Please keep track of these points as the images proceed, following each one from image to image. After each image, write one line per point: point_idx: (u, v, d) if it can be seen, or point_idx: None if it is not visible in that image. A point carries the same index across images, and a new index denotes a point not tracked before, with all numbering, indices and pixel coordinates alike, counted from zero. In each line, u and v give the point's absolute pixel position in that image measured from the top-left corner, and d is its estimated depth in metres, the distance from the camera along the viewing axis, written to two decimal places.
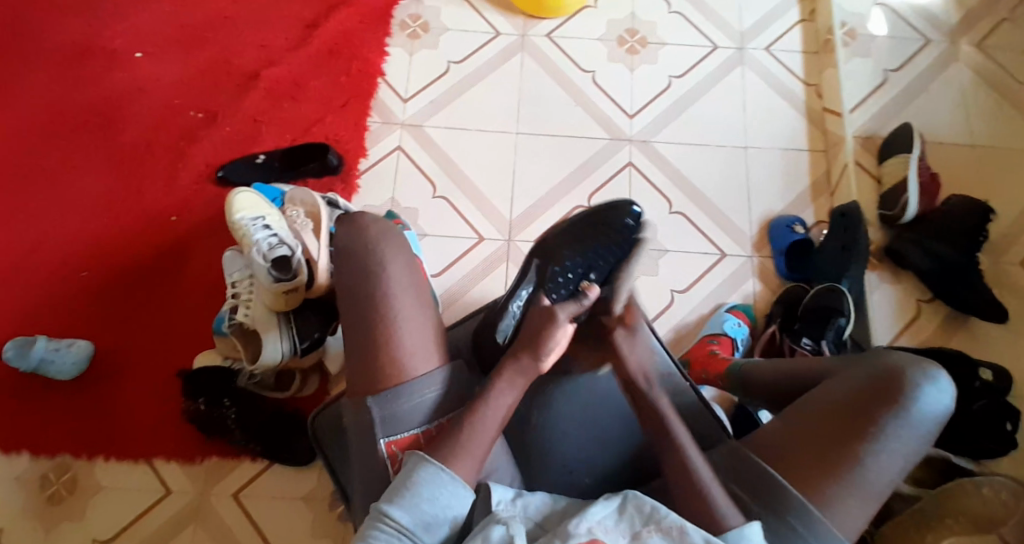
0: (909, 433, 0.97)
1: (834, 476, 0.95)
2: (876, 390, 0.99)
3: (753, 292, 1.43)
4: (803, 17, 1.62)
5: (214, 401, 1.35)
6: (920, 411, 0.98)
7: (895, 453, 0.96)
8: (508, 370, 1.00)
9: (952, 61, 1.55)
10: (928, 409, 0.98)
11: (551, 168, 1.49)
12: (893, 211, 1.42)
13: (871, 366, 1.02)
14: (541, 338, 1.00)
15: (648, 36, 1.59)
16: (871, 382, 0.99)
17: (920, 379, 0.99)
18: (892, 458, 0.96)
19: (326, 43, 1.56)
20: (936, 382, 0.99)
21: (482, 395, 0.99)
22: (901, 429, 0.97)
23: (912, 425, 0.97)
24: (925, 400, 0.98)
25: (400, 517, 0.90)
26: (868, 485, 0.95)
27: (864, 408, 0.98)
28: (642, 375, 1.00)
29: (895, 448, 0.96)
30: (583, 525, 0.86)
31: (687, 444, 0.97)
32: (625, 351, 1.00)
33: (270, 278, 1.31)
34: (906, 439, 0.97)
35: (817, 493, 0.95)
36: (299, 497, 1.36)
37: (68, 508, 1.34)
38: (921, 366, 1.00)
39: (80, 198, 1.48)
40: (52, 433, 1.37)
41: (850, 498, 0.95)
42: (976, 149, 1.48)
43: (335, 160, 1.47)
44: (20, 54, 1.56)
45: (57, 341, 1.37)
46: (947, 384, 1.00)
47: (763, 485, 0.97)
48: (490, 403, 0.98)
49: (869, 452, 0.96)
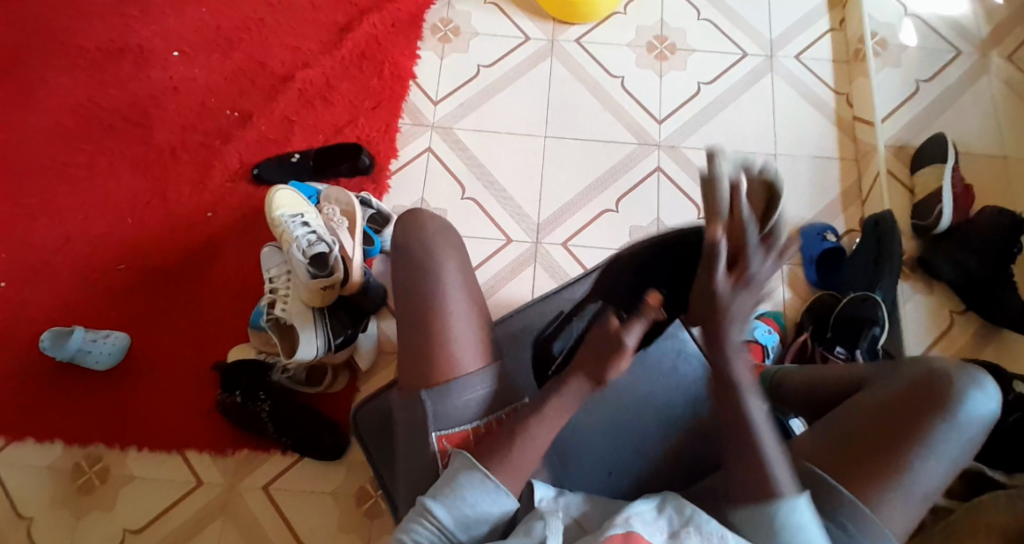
0: (956, 436, 1.00)
1: (883, 479, 0.98)
2: (924, 395, 1.01)
3: (783, 300, 1.46)
4: (832, 27, 1.62)
5: (250, 394, 1.38)
6: (967, 415, 1.01)
7: (942, 456, 0.99)
8: (568, 391, 1.01)
9: (982, 73, 1.55)
10: (975, 413, 1.01)
11: (581, 171, 1.51)
12: (926, 221, 1.44)
13: (914, 373, 1.04)
14: (605, 364, 0.98)
15: (677, 43, 1.60)
16: (916, 387, 1.02)
17: (969, 385, 1.02)
18: (939, 462, 0.99)
19: (360, 46, 1.58)
20: (982, 387, 1.02)
21: (534, 413, 1.01)
22: (949, 433, 1.00)
23: (958, 430, 1.00)
24: (971, 405, 1.01)
25: (441, 515, 0.96)
26: (915, 489, 0.99)
27: (910, 413, 1.01)
28: (731, 332, 0.91)
29: (943, 452, 1.00)
30: (621, 515, 0.90)
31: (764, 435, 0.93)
32: (737, 303, 0.90)
33: (307, 274, 1.35)
34: (952, 442, 1.00)
35: (865, 495, 0.98)
36: (326, 491, 1.38)
37: (100, 498, 1.37)
38: (968, 371, 1.03)
39: (118, 194, 1.51)
40: (86, 424, 1.40)
41: (898, 500, 0.98)
42: (1008, 160, 1.48)
43: (366, 162, 1.48)
44: (58, 52, 1.59)
45: (94, 333, 1.40)
46: (993, 389, 1.03)
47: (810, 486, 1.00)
48: (543, 420, 1.00)
49: (918, 456, 0.99)
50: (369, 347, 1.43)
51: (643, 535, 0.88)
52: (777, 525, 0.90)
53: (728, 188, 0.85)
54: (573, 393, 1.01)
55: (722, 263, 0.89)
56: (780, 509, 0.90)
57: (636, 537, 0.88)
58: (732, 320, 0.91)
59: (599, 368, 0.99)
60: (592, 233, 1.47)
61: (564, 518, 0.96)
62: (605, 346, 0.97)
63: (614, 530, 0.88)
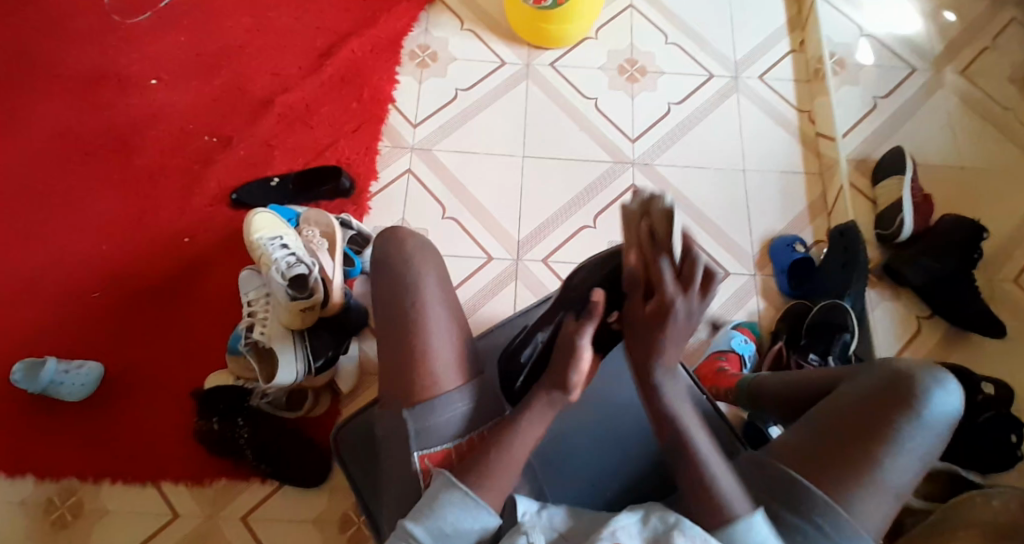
0: (924, 434, 1.02)
1: (856, 477, 1.01)
2: (890, 395, 1.04)
3: (758, 310, 1.49)
4: (793, 48, 1.69)
5: (229, 419, 1.36)
6: (933, 414, 1.03)
7: (911, 453, 1.02)
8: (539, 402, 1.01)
9: (938, 88, 1.63)
10: (939, 411, 1.04)
11: (558, 189, 1.53)
12: (889, 229, 1.48)
13: (881, 373, 1.07)
14: (565, 366, 1.00)
15: (647, 66, 1.65)
16: (882, 388, 1.05)
17: (932, 383, 1.04)
18: (908, 459, 1.01)
19: (339, 72, 1.60)
20: (944, 385, 1.05)
21: (512, 426, 1.01)
22: (916, 430, 1.02)
23: (926, 427, 1.03)
24: (936, 403, 1.03)
25: (421, 536, 0.96)
26: (886, 486, 1.01)
27: (879, 411, 1.03)
28: (657, 373, 0.97)
29: (912, 449, 1.02)
30: (607, 528, 0.92)
31: (710, 456, 0.97)
32: (661, 330, 0.94)
33: (286, 295, 1.34)
34: (921, 439, 1.02)
35: (839, 492, 1.00)
36: (307, 519, 1.36)
37: (73, 533, 1.32)
38: (931, 371, 1.06)
39: (92, 220, 1.49)
40: (60, 456, 1.35)
41: (872, 498, 1.00)
42: (965, 170, 1.55)
43: (347, 183, 1.50)
44: (31, 81, 1.58)
45: (66, 363, 1.36)
46: (955, 387, 1.06)
47: (787, 487, 1.02)
48: (520, 431, 1.00)
49: (888, 454, 1.01)
50: (352, 368, 1.43)
51: None
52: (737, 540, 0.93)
53: (642, 227, 0.94)
54: (542, 401, 1.01)
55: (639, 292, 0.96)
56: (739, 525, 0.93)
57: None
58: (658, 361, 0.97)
59: (561, 372, 1.01)
60: (571, 250, 1.49)
61: (548, 533, 0.97)
62: (563, 344, 1.00)
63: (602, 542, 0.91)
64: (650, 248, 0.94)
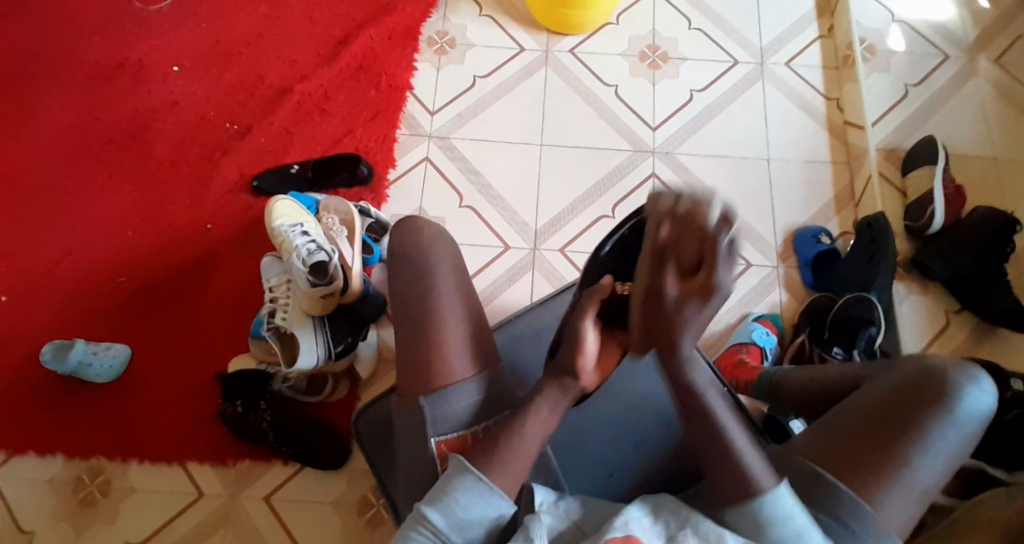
0: (954, 432, 1.01)
1: (882, 475, 0.99)
2: (922, 391, 1.02)
3: (779, 302, 1.47)
4: (821, 34, 1.65)
5: (251, 404, 1.38)
6: (964, 412, 1.01)
7: (940, 452, 1.00)
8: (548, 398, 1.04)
9: (970, 76, 1.58)
10: (971, 409, 1.02)
11: (577, 178, 1.53)
12: (919, 222, 1.45)
13: (910, 371, 1.05)
14: (573, 355, 1.03)
15: (669, 52, 1.63)
16: (913, 384, 1.03)
17: (965, 381, 1.02)
18: (937, 457, 1.00)
19: (357, 60, 1.61)
20: (978, 383, 1.03)
21: (517, 418, 1.02)
22: (947, 428, 1.00)
23: (957, 425, 1.01)
24: (970, 402, 1.01)
25: (436, 520, 0.96)
26: (914, 485, 0.99)
27: (909, 410, 1.01)
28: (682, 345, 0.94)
29: (941, 447, 1.00)
30: (620, 519, 0.92)
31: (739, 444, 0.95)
32: (700, 308, 0.90)
33: (307, 282, 1.34)
34: (951, 437, 1.00)
35: (865, 491, 0.98)
36: (327, 502, 1.38)
37: (101, 510, 1.37)
38: (964, 367, 1.04)
39: (119, 208, 1.52)
40: (87, 437, 1.40)
41: (897, 496, 0.98)
42: (998, 161, 1.51)
43: (365, 171, 1.51)
44: (58, 70, 1.61)
45: (94, 345, 1.40)
46: (989, 385, 1.04)
47: (815, 484, 1.00)
48: (531, 419, 1.02)
49: (917, 452, 0.99)
50: (370, 355, 1.44)
51: (640, 538, 0.91)
52: (761, 520, 0.92)
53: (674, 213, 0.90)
54: (554, 389, 1.04)
55: (673, 269, 0.91)
56: (761, 504, 0.92)
57: (635, 540, 0.90)
58: (684, 334, 0.93)
59: (570, 358, 1.04)
60: (589, 239, 1.48)
61: (563, 524, 0.96)
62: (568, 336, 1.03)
63: (613, 533, 0.90)
64: (690, 231, 0.90)
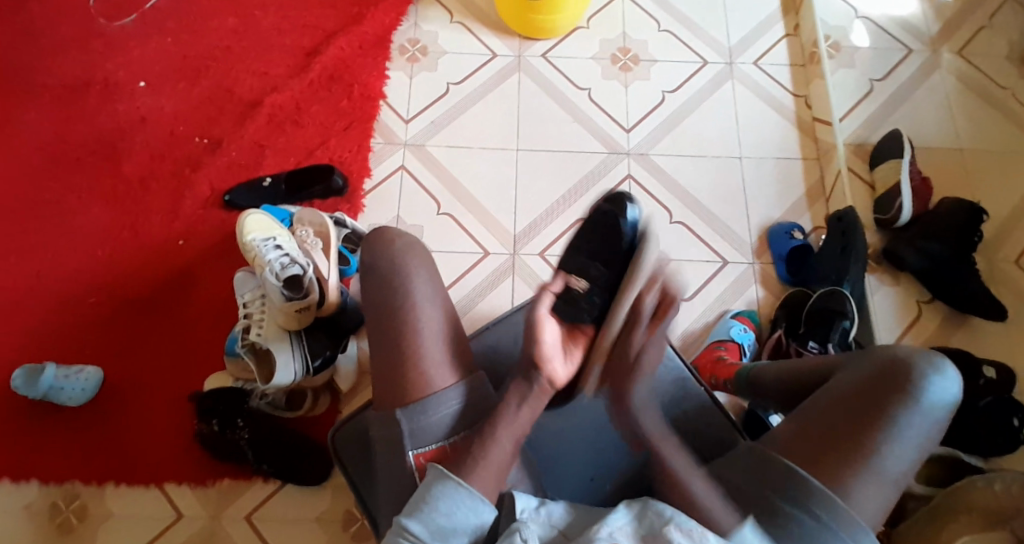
0: (921, 419, 1.01)
1: (853, 466, 0.99)
2: (887, 382, 1.02)
3: (756, 298, 1.48)
4: (788, 32, 1.67)
5: (228, 422, 1.35)
6: (929, 399, 1.02)
7: (909, 440, 1.00)
8: (516, 389, 1.04)
9: (935, 68, 1.61)
10: (936, 396, 1.02)
11: (554, 183, 1.53)
12: (888, 214, 1.47)
13: (876, 362, 1.05)
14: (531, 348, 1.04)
15: (640, 54, 1.64)
16: (879, 374, 1.03)
17: (929, 369, 1.03)
18: (905, 446, 1.00)
19: (329, 70, 1.59)
20: (942, 371, 1.04)
21: (490, 425, 1.01)
22: (914, 417, 1.00)
23: (923, 413, 1.01)
24: (934, 389, 1.02)
25: (417, 530, 0.95)
26: (885, 475, 0.99)
27: (875, 399, 1.02)
28: (635, 389, 1.04)
29: (910, 435, 1.00)
30: (604, 529, 0.92)
31: (687, 479, 1.01)
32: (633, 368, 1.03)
33: (282, 296, 1.32)
34: (919, 425, 1.01)
35: (837, 482, 0.99)
36: (311, 517, 1.36)
37: (78, 537, 1.33)
38: (928, 357, 1.05)
39: (88, 227, 1.49)
40: (61, 463, 1.36)
41: (868, 486, 0.99)
42: (964, 151, 1.54)
43: (339, 182, 1.49)
44: (21, 89, 1.58)
45: (65, 369, 1.37)
46: (953, 372, 1.04)
47: (788, 476, 1.00)
48: (503, 423, 1.01)
49: (886, 441, 0.99)
50: (350, 368, 1.42)
51: None
52: None
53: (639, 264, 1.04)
54: (520, 382, 1.04)
55: (644, 319, 1.01)
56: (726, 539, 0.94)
57: None
58: (636, 374, 1.03)
59: (532, 358, 1.04)
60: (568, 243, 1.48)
61: (548, 529, 0.95)
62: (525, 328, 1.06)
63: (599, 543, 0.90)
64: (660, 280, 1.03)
